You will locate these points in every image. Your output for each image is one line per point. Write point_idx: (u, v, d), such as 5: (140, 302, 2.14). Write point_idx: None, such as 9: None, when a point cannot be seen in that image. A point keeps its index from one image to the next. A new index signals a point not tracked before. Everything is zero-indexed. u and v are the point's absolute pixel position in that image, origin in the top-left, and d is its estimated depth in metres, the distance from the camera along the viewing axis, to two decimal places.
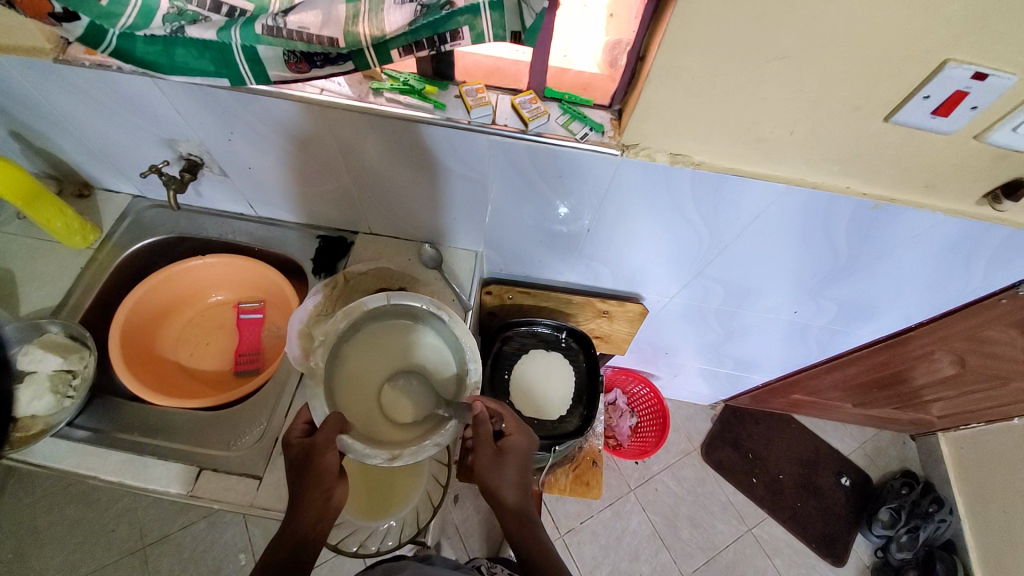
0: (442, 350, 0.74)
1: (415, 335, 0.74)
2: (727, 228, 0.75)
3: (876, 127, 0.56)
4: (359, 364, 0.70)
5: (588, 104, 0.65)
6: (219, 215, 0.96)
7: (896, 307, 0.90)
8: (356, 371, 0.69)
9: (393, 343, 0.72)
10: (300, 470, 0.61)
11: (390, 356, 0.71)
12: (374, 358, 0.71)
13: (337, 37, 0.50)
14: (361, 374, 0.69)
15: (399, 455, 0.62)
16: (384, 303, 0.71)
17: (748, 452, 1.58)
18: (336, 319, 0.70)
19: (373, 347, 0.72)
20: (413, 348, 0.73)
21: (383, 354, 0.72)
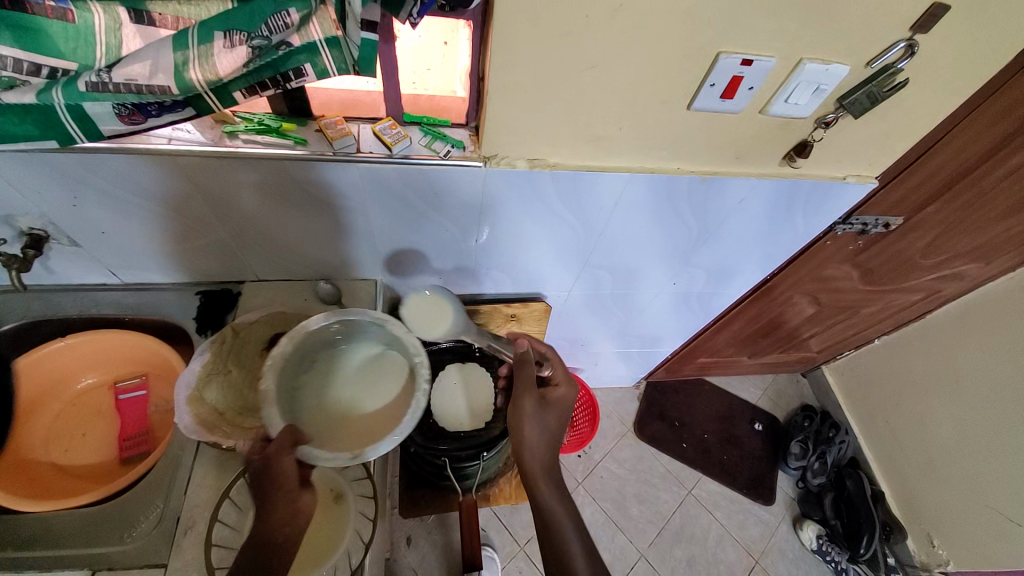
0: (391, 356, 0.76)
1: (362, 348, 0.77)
2: (596, 218, 0.83)
3: (684, 113, 0.67)
4: (322, 385, 0.72)
5: (446, 124, 0.70)
6: (80, 289, 0.87)
7: (751, 263, 1.04)
8: (319, 392, 0.71)
9: (349, 359, 0.75)
10: (261, 478, 0.57)
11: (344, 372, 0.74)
12: (336, 377, 0.73)
13: (169, 84, 0.49)
14: (326, 392, 0.71)
15: (361, 452, 0.63)
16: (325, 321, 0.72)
17: (674, 420, 1.71)
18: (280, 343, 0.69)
19: (332, 366, 0.74)
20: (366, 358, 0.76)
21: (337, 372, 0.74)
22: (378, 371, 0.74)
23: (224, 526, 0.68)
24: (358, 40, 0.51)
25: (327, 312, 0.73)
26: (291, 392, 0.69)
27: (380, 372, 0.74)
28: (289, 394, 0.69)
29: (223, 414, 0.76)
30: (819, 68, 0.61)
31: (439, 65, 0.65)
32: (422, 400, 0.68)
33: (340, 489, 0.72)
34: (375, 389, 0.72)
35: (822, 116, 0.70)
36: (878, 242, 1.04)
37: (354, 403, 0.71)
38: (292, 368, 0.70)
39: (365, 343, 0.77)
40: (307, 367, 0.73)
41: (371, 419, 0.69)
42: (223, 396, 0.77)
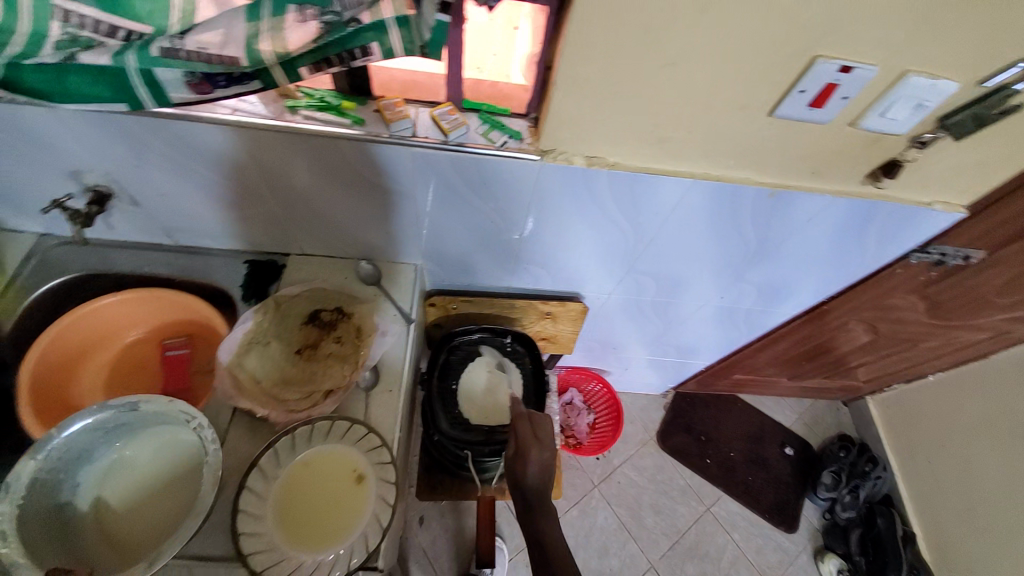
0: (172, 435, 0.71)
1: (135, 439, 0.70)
2: (649, 223, 0.79)
3: (765, 120, 0.62)
4: (105, 499, 0.67)
5: (505, 113, 0.68)
6: (135, 247, 0.91)
7: (809, 283, 0.98)
8: (103, 508, 0.66)
9: (128, 455, 0.69)
10: None
11: (111, 477, 0.68)
12: (118, 486, 0.68)
13: (238, 57, 0.49)
14: (114, 506, 0.67)
15: (157, 556, 0.59)
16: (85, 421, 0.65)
17: (700, 434, 1.66)
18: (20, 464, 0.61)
19: (111, 474, 0.68)
20: (145, 449, 0.70)
21: (120, 471, 0.68)
22: (162, 457, 0.70)
23: (251, 493, 0.69)
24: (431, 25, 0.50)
25: (61, 426, 0.64)
26: (58, 528, 0.62)
27: (162, 460, 0.70)
28: (55, 533, 0.62)
29: (260, 384, 0.77)
30: (926, 83, 0.55)
31: (505, 50, 0.63)
32: (216, 462, 0.66)
33: (363, 471, 0.72)
34: (161, 483, 0.68)
35: (918, 135, 0.63)
36: (955, 275, 0.95)
37: (141, 505, 0.67)
38: (41, 509, 0.61)
39: (137, 436, 0.70)
40: (72, 496, 0.65)
41: (160, 521, 0.66)
42: (262, 366, 0.78)
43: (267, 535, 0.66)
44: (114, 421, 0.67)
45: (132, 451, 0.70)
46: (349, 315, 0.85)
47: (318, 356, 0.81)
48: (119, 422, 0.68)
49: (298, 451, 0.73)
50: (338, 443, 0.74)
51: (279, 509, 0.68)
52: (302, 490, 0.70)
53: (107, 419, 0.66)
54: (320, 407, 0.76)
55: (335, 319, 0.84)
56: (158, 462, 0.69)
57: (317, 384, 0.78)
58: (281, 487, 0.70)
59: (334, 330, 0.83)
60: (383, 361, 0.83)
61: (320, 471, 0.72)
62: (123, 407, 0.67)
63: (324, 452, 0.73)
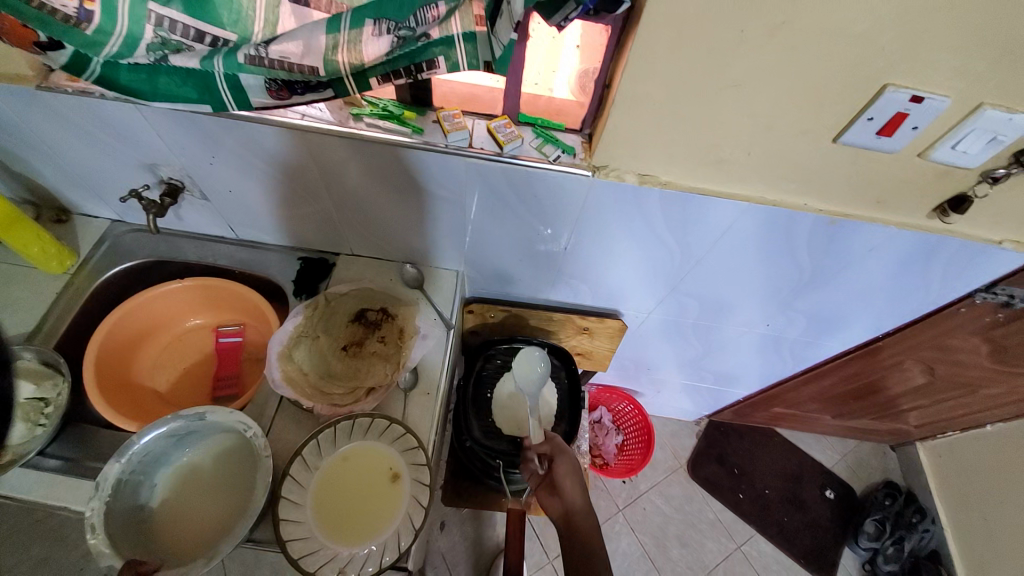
0: (235, 443, 0.75)
1: (206, 443, 0.75)
2: (697, 245, 0.78)
3: (826, 146, 0.60)
4: (174, 500, 0.71)
5: (560, 128, 0.69)
6: (200, 238, 0.96)
7: (862, 317, 0.93)
8: (174, 507, 0.70)
9: (199, 459, 0.74)
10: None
11: (183, 478, 0.72)
12: (185, 488, 0.72)
13: (317, 66, 0.52)
14: (182, 505, 0.71)
15: (217, 552, 0.63)
16: (164, 427, 0.70)
17: (733, 467, 1.59)
18: (111, 463, 0.67)
19: (180, 477, 0.72)
20: (213, 454, 0.74)
21: (189, 474, 0.73)
22: (227, 463, 0.74)
23: (293, 482, 0.72)
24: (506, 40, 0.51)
25: (140, 433, 0.69)
26: (137, 526, 0.67)
27: (225, 465, 0.74)
28: (134, 530, 0.66)
29: (307, 375, 0.80)
30: (1002, 117, 0.53)
31: (565, 66, 0.64)
32: (269, 470, 0.69)
33: (398, 470, 0.74)
34: (223, 486, 0.72)
35: (990, 170, 0.60)
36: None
37: (205, 505, 0.71)
38: (123, 507, 0.66)
39: (204, 443, 0.75)
40: (149, 495, 0.70)
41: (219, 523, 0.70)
42: (309, 359, 0.81)
43: (306, 524, 0.69)
44: (184, 430, 0.72)
45: (200, 456, 0.74)
46: (393, 316, 0.87)
47: (362, 354, 0.83)
48: (188, 430, 0.72)
49: (338, 445, 0.75)
50: (376, 440, 0.76)
51: (318, 501, 0.71)
52: (340, 485, 0.72)
53: (178, 428, 0.71)
54: (361, 403, 0.78)
55: (380, 319, 0.87)
56: (223, 468, 0.73)
57: (361, 380, 0.81)
58: (320, 480, 0.72)
59: (378, 329, 0.86)
60: (423, 364, 0.84)
61: (358, 466, 0.74)
62: (191, 418, 0.71)
63: (362, 448, 0.75)
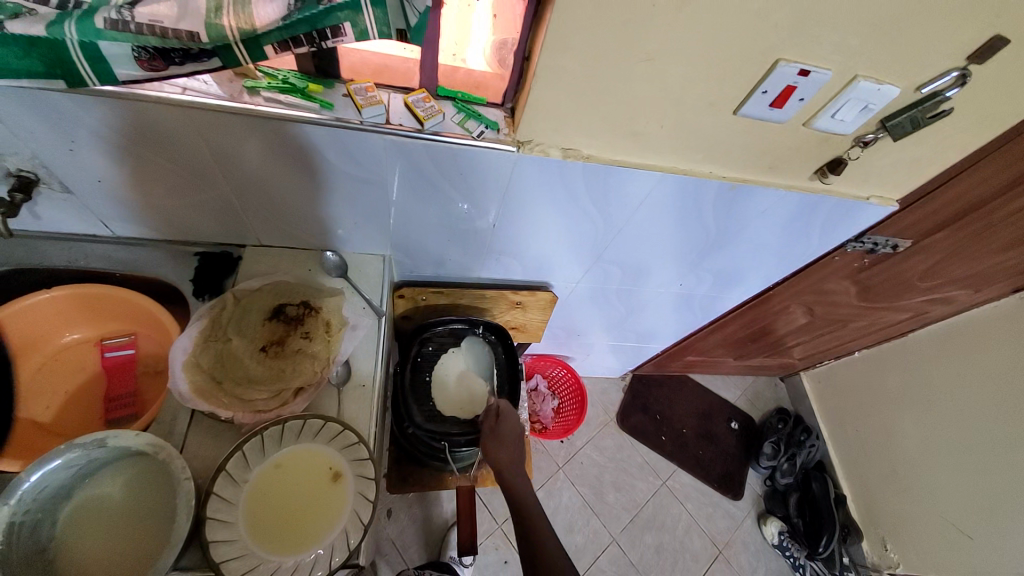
0: (148, 468, 0.66)
1: (113, 472, 0.65)
2: (618, 214, 0.81)
3: (729, 118, 0.65)
4: (85, 535, 0.62)
5: (481, 102, 0.67)
6: (66, 239, 0.81)
7: (759, 271, 1.05)
8: (85, 544, 0.62)
9: (107, 492, 0.65)
10: None
11: (90, 514, 0.63)
12: (95, 522, 0.63)
13: (197, 31, 0.44)
14: (95, 541, 0.62)
15: None
16: (59, 460, 0.61)
17: (656, 414, 1.75)
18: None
19: (88, 510, 0.63)
20: (122, 483, 0.65)
21: (97, 510, 0.64)
22: (141, 491, 0.65)
23: (221, 500, 0.65)
24: (420, 7, 0.47)
25: (29, 468, 0.59)
26: (42, 572, 0.58)
27: (141, 490, 0.65)
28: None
29: (222, 383, 0.72)
30: (871, 88, 0.60)
31: (479, 36, 0.61)
32: (189, 496, 0.63)
33: (340, 469, 0.71)
34: (142, 513, 0.64)
35: (861, 135, 0.69)
36: (881, 262, 1.06)
37: (124, 536, 0.63)
38: (22, 554, 0.57)
39: (111, 469, 0.66)
40: (48, 540, 0.60)
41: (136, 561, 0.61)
42: (223, 366, 0.73)
43: (241, 542, 0.64)
44: (85, 459, 0.63)
45: (108, 485, 0.65)
46: (316, 309, 0.81)
47: (285, 354, 0.76)
48: (90, 459, 0.63)
49: (269, 454, 0.70)
50: (312, 442, 0.71)
51: (252, 515, 0.66)
52: (275, 495, 0.68)
53: (76, 457, 0.62)
54: (291, 406, 0.73)
55: (303, 314, 0.80)
56: (138, 497, 0.65)
57: (288, 381, 0.75)
58: (252, 493, 0.67)
59: (301, 325, 0.79)
60: (355, 356, 0.80)
61: (295, 471, 0.69)
62: (91, 444, 0.62)
63: (298, 451, 0.71)
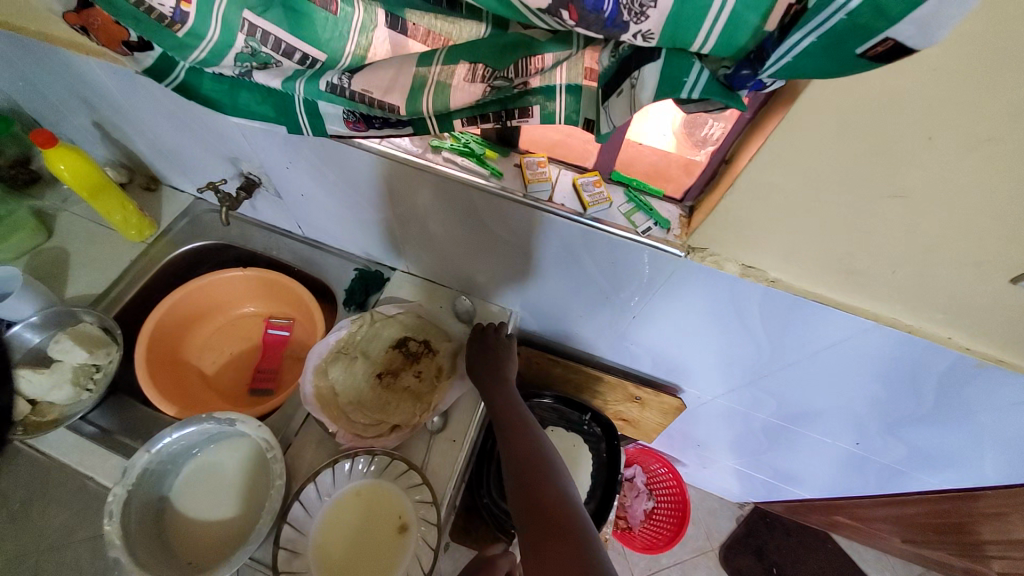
0: (257, 454, 0.73)
1: (231, 446, 0.73)
2: (791, 347, 0.66)
3: (1001, 286, 0.46)
4: (194, 492, 0.71)
5: (656, 195, 0.59)
6: (268, 228, 0.97)
7: (979, 465, 0.77)
8: (191, 501, 0.71)
9: (221, 462, 0.73)
10: None
11: (205, 476, 0.72)
12: (205, 484, 0.72)
13: (399, 105, 0.46)
14: (198, 500, 0.71)
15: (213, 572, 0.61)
16: (196, 427, 0.69)
17: (772, 565, 1.42)
18: (140, 452, 0.67)
19: (203, 472, 0.72)
20: (235, 458, 0.73)
21: (210, 475, 0.72)
22: (245, 472, 0.72)
23: (303, 510, 0.69)
24: (615, 122, 0.41)
25: (174, 427, 0.68)
26: (157, 513, 0.68)
27: (244, 471, 0.72)
28: (154, 517, 0.67)
29: (337, 396, 0.76)
30: None
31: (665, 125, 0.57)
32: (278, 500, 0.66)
33: (408, 521, 0.69)
34: (239, 493, 0.71)
35: None
36: None
37: (220, 507, 0.71)
38: (147, 495, 0.67)
39: (229, 442, 0.74)
40: (170, 486, 0.70)
41: (226, 534, 0.69)
42: (343, 381, 0.77)
43: (304, 558, 0.66)
44: (215, 429, 0.71)
45: (222, 455, 0.73)
46: (434, 351, 0.81)
47: (395, 388, 0.78)
48: (218, 431, 0.71)
49: (353, 479, 0.72)
50: (391, 483, 0.72)
51: (321, 533, 0.68)
52: (348, 522, 0.69)
53: (209, 427, 0.70)
54: (383, 440, 0.73)
55: (421, 352, 0.80)
56: (241, 476, 0.72)
57: (388, 415, 0.76)
58: (327, 512, 0.69)
59: (416, 362, 0.80)
60: (456, 408, 0.79)
61: (368, 505, 0.70)
62: (222, 422, 0.69)
63: (376, 487, 0.71)
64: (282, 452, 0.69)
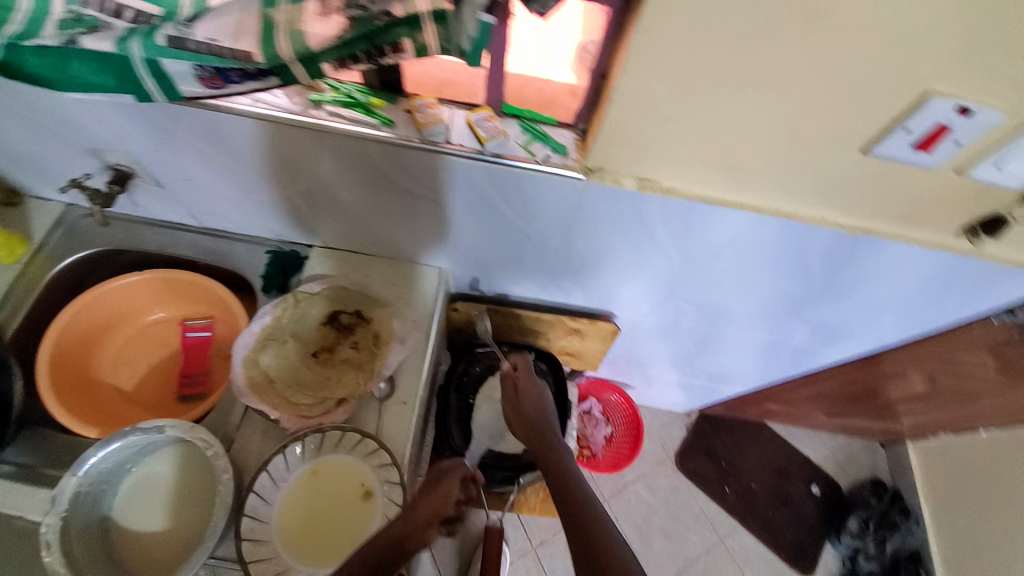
0: (199, 456, 0.69)
1: (169, 453, 0.69)
2: (698, 252, 0.71)
3: (853, 158, 0.52)
4: (138, 505, 0.68)
5: (549, 122, 0.60)
6: (161, 225, 0.89)
7: (867, 331, 0.88)
8: (137, 514, 0.67)
9: (162, 471, 0.69)
10: None
11: (147, 488, 0.68)
12: (148, 495, 0.68)
13: (253, 51, 0.44)
14: (145, 512, 0.67)
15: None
16: (122, 442, 0.64)
17: (721, 460, 1.58)
18: (65, 479, 0.61)
19: (143, 484, 0.68)
20: (177, 464, 0.69)
21: (152, 486, 0.68)
22: (190, 475, 0.69)
23: (258, 499, 0.67)
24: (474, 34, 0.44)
25: (97, 446, 0.63)
26: (101, 535, 0.64)
27: (189, 475, 0.69)
28: (98, 539, 0.64)
29: (273, 382, 0.74)
30: None
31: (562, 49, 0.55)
32: (229, 493, 0.64)
33: (370, 487, 0.69)
34: (188, 497, 0.68)
35: None
36: None
37: (171, 514, 0.68)
38: (85, 520, 0.62)
39: (165, 450, 0.69)
40: (110, 505, 0.66)
41: (182, 538, 0.67)
42: (276, 365, 0.75)
43: (270, 544, 0.65)
44: (145, 440, 0.66)
45: (161, 463, 0.69)
46: (368, 320, 0.80)
47: (333, 362, 0.77)
48: (149, 441, 0.66)
49: (306, 459, 0.70)
50: (346, 455, 0.71)
51: (284, 519, 0.67)
52: (309, 501, 0.68)
53: (137, 439, 0.65)
54: (331, 415, 0.72)
55: (354, 323, 0.80)
56: (187, 480, 0.69)
57: (331, 390, 0.75)
58: (285, 499, 0.68)
59: (351, 334, 0.79)
60: (401, 371, 0.78)
61: (327, 482, 0.69)
62: (151, 431, 0.64)
63: (332, 462, 0.70)
64: (224, 448, 0.66)
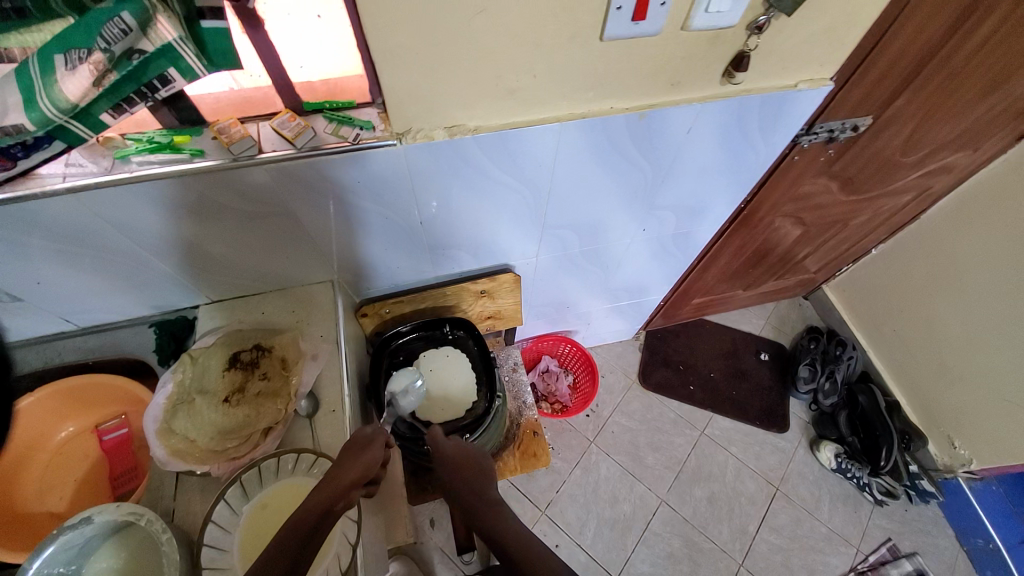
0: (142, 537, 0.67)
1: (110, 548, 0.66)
2: (538, 176, 0.78)
3: (599, 46, 0.61)
4: None
5: (350, 106, 0.66)
6: (38, 342, 0.88)
7: (720, 197, 1.00)
8: None
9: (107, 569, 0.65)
10: None
11: None
12: None
13: (23, 122, 0.47)
14: None
15: None
16: (53, 547, 0.62)
17: (679, 364, 1.70)
18: None
19: None
20: (122, 555, 0.66)
21: None
22: (138, 560, 0.66)
23: (212, 550, 0.66)
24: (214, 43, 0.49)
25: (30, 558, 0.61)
26: None
27: (138, 559, 0.66)
28: None
29: (196, 442, 0.73)
30: None
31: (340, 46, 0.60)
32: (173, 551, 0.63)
33: None
34: None
35: (754, 20, 0.62)
36: (851, 148, 0.98)
37: None
38: None
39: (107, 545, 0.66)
40: None
41: None
42: (191, 426, 0.73)
43: None
44: (80, 538, 0.64)
45: (103, 562, 0.65)
46: (269, 349, 0.82)
47: (247, 399, 0.76)
48: (84, 538, 0.64)
49: (251, 496, 0.70)
50: (291, 476, 0.72)
51: (247, 558, 0.66)
52: (266, 533, 0.68)
53: (70, 539, 0.63)
54: (261, 447, 0.74)
55: (256, 357, 0.80)
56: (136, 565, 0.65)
57: (254, 424, 0.76)
58: (242, 538, 0.67)
59: (258, 368, 0.79)
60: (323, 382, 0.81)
61: (279, 509, 0.70)
62: (78, 524, 0.63)
63: (279, 489, 0.71)
64: (157, 513, 0.65)
